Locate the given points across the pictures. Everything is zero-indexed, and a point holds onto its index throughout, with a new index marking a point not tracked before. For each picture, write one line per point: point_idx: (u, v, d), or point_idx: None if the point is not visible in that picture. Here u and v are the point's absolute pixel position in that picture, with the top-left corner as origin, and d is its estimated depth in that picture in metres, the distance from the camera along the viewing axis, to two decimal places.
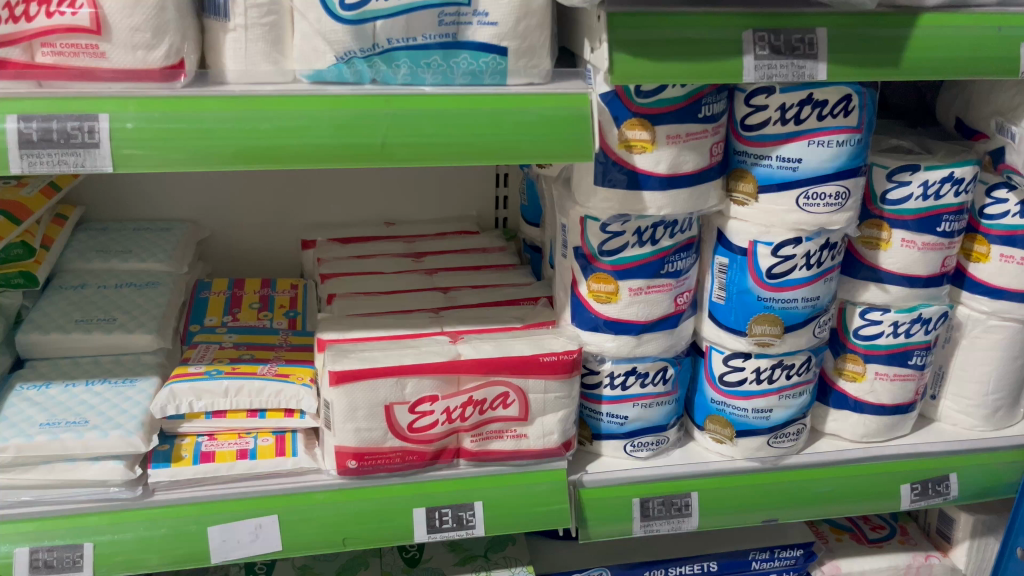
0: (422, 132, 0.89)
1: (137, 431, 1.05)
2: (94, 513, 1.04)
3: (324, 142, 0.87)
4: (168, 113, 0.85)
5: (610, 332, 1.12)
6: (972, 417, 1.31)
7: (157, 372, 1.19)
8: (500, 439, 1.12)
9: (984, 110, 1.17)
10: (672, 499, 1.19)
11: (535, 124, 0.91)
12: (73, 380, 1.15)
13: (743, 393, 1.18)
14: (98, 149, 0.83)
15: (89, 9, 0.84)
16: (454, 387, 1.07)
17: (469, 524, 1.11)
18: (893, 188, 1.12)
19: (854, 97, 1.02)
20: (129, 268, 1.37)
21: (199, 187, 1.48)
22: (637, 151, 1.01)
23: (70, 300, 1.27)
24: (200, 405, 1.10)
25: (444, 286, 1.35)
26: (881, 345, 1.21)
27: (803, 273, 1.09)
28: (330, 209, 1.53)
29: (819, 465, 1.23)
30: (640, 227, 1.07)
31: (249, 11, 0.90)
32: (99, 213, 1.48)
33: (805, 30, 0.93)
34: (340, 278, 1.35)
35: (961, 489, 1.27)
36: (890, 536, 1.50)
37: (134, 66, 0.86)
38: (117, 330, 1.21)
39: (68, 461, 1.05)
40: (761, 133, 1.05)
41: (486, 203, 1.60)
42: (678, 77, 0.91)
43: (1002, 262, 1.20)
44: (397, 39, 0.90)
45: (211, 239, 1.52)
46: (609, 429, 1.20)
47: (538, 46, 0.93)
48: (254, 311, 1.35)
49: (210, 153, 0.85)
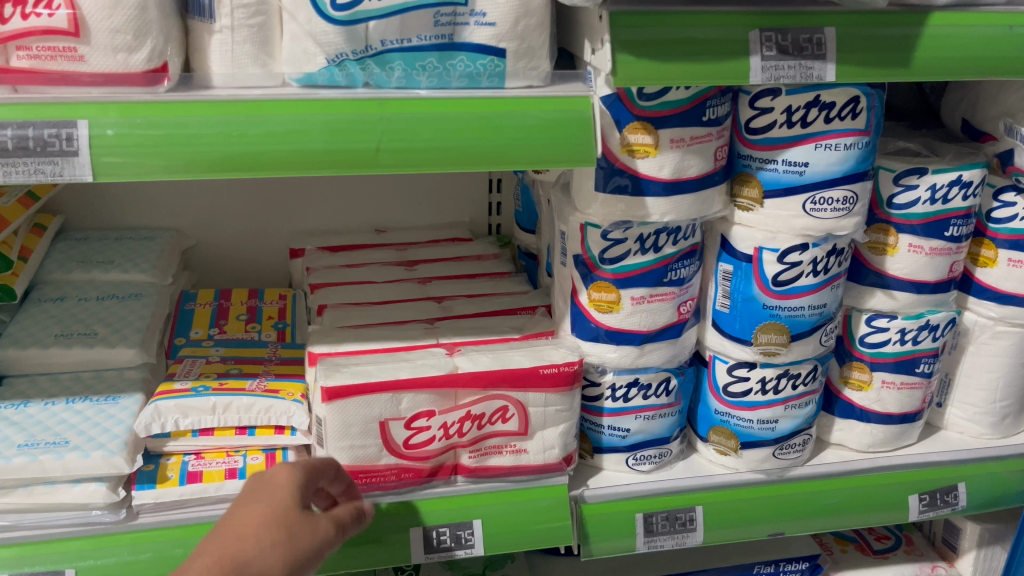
0: (417, 136, 0.85)
1: (120, 451, 1.00)
2: (78, 537, 1.00)
3: (314, 147, 0.83)
4: (151, 118, 0.80)
5: (611, 342, 1.09)
6: (979, 425, 1.28)
7: (141, 389, 1.14)
8: (499, 454, 1.08)
9: (992, 111, 1.14)
10: (676, 514, 1.15)
11: (534, 127, 0.87)
12: (53, 398, 1.10)
13: (748, 404, 1.15)
14: (77, 156, 0.79)
15: (67, 10, 0.79)
16: (451, 401, 1.03)
17: (468, 543, 1.07)
18: (900, 192, 1.09)
19: (862, 98, 0.99)
20: (111, 279, 1.32)
21: (184, 194, 1.43)
22: (640, 156, 0.98)
23: (50, 312, 1.23)
24: (186, 423, 1.05)
25: (438, 296, 1.31)
26: (888, 352, 1.18)
27: (809, 280, 1.06)
28: (319, 217, 1.49)
29: (825, 476, 1.21)
30: (642, 234, 1.04)
31: (236, 11, 0.86)
32: (81, 222, 1.43)
33: (813, 30, 0.90)
34: (330, 288, 1.31)
35: (971, 499, 1.24)
36: (895, 546, 1.47)
37: (116, 69, 0.82)
38: (98, 344, 1.16)
39: (47, 484, 1.00)
40: (767, 136, 1.02)
41: (479, 209, 1.57)
42: (680, 79, 0.87)
43: (1010, 266, 1.18)
44: (392, 41, 0.86)
45: (196, 248, 1.48)
46: (610, 442, 1.16)
47: (537, 47, 0.90)
48: (242, 323, 1.31)
49: (196, 161, 0.81)
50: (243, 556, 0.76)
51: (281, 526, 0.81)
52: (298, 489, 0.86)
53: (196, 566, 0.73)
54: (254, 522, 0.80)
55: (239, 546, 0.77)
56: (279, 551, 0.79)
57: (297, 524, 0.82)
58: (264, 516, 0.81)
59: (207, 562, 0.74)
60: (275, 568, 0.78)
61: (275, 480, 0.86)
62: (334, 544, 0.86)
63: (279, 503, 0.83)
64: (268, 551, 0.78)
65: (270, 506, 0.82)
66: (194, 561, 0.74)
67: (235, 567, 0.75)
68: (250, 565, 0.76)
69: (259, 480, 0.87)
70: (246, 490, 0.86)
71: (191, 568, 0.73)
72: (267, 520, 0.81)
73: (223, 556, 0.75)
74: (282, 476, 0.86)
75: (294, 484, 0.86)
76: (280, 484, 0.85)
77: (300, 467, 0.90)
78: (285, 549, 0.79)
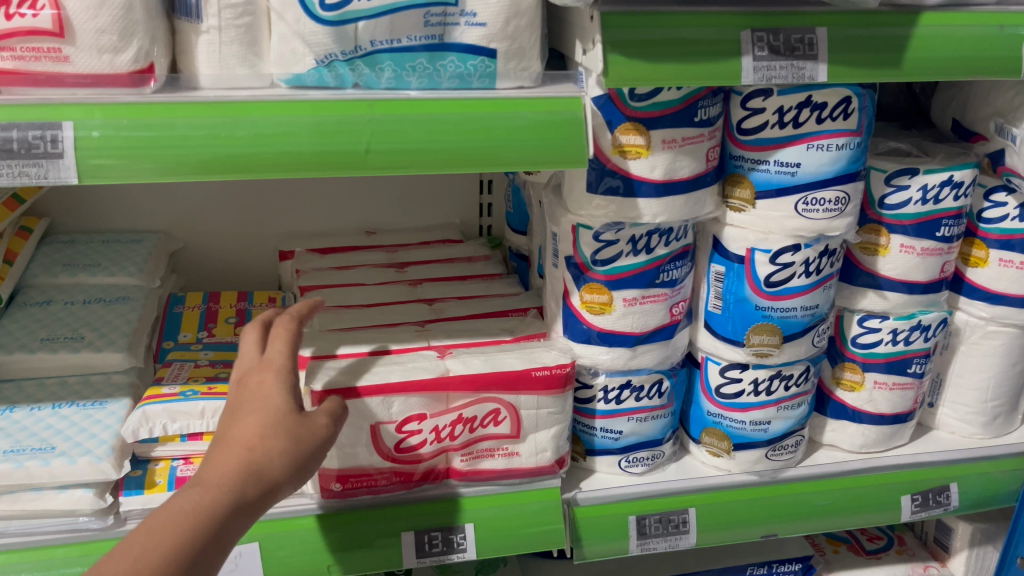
0: (407, 137, 0.84)
1: (107, 457, 0.99)
2: (64, 544, 0.98)
3: (304, 149, 0.82)
4: (138, 120, 0.79)
5: (603, 344, 1.08)
6: (971, 425, 1.28)
7: (129, 393, 1.13)
8: (491, 458, 1.07)
9: (984, 111, 1.13)
10: (669, 516, 1.15)
11: (525, 128, 0.86)
12: (39, 403, 1.09)
13: (741, 405, 1.15)
14: (62, 159, 0.77)
15: (52, 11, 0.78)
16: (442, 404, 1.02)
17: (460, 547, 1.07)
18: (891, 193, 1.09)
19: (854, 99, 0.99)
20: (98, 282, 1.31)
21: (172, 196, 1.42)
22: (632, 157, 0.97)
23: (36, 316, 1.22)
24: (174, 427, 1.04)
25: (429, 298, 1.30)
26: (880, 353, 1.18)
27: (802, 281, 1.06)
28: (309, 218, 1.48)
29: (818, 477, 1.20)
30: (634, 236, 1.03)
31: (224, 11, 0.85)
32: (67, 224, 1.41)
33: (805, 30, 0.90)
34: (320, 290, 1.30)
35: (962, 499, 1.24)
36: (888, 547, 1.47)
37: (101, 70, 0.81)
38: (85, 348, 1.15)
39: (33, 490, 0.99)
40: (758, 136, 1.02)
41: (470, 210, 1.56)
42: (671, 80, 0.87)
43: (1001, 266, 1.18)
44: (381, 41, 0.85)
45: (184, 251, 1.47)
46: (603, 444, 1.16)
47: (528, 47, 0.89)
48: (231, 326, 1.30)
49: (183, 163, 0.80)
50: (255, 465, 0.73)
51: (281, 429, 0.75)
52: (291, 388, 0.80)
53: (215, 480, 0.71)
54: (256, 430, 0.75)
55: (248, 457, 0.73)
56: (289, 456, 0.75)
57: (297, 424, 0.77)
58: (262, 422, 0.75)
59: (224, 476, 0.72)
60: (287, 473, 0.75)
61: (262, 380, 0.80)
62: (337, 432, 0.82)
63: (274, 404, 0.77)
64: (279, 458, 0.74)
65: (265, 410, 0.76)
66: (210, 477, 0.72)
67: (252, 477, 0.73)
68: (267, 476, 0.73)
69: (243, 383, 0.80)
70: (234, 392, 0.80)
71: (210, 481, 0.72)
72: (266, 425, 0.75)
73: (237, 467, 0.72)
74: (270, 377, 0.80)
75: (284, 382, 0.79)
76: (267, 385, 0.79)
77: (280, 360, 0.82)
78: (292, 453, 0.75)
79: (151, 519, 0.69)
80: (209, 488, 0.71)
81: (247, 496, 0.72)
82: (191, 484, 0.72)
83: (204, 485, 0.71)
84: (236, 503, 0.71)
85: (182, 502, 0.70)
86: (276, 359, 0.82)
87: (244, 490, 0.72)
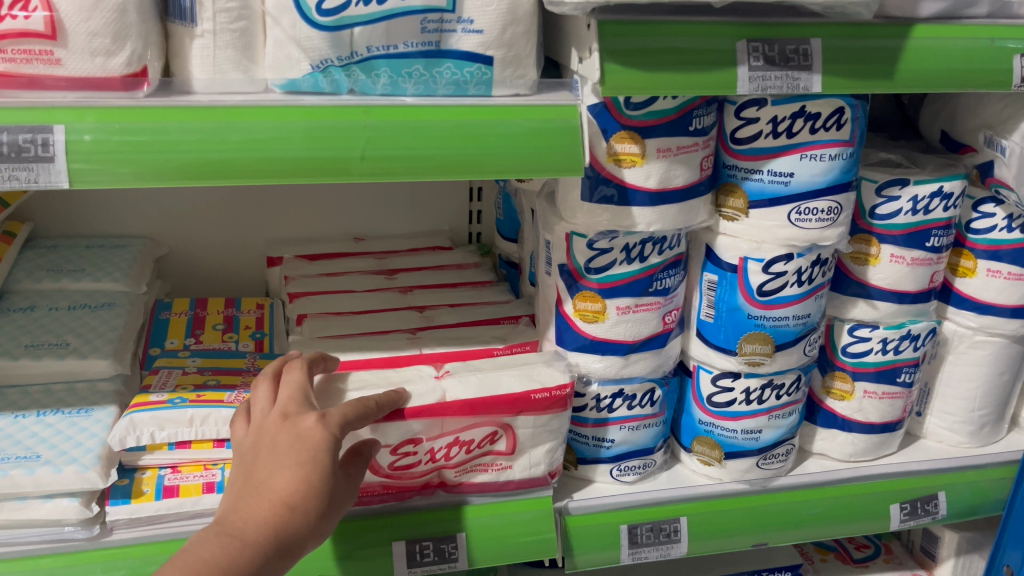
0: (401, 144, 0.83)
1: (93, 465, 0.97)
2: (48, 554, 0.97)
3: (298, 155, 0.81)
4: (129, 124, 0.78)
5: (597, 352, 1.08)
6: (958, 434, 1.29)
7: (115, 401, 1.11)
8: (484, 471, 1.06)
9: (973, 122, 1.14)
10: (660, 525, 1.14)
11: (520, 136, 0.86)
12: (23, 411, 1.07)
13: (732, 414, 1.15)
14: (52, 163, 0.76)
15: (44, 13, 0.77)
16: (438, 429, 1.00)
17: (451, 557, 1.06)
18: (882, 203, 1.10)
19: (847, 109, 0.99)
20: (82, 288, 1.29)
21: (159, 201, 1.40)
22: (627, 165, 0.97)
23: (19, 322, 1.20)
24: (162, 436, 1.01)
25: (420, 306, 1.30)
26: (869, 362, 1.19)
27: (794, 290, 1.06)
28: (298, 224, 1.47)
29: (807, 486, 1.21)
30: (628, 244, 1.03)
31: (218, 16, 0.84)
32: (52, 229, 1.39)
33: (799, 41, 0.90)
34: (310, 297, 1.28)
35: (950, 508, 1.25)
36: (875, 555, 1.49)
37: (93, 74, 0.80)
38: (70, 355, 1.13)
39: (17, 500, 0.97)
40: (752, 146, 1.02)
41: (460, 217, 1.56)
42: (670, 88, 0.87)
43: (989, 276, 1.19)
44: (377, 47, 0.85)
45: (170, 256, 1.45)
46: (595, 453, 1.16)
47: (524, 55, 0.89)
48: (219, 333, 1.29)
49: (174, 167, 0.79)
50: (289, 529, 0.77)
51: (320, 492, 0.79)
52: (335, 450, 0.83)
53: (252, 537, 0.75)
54: (298, 488, 0.78)
55: (286, 521, 0.77)
56: (318, 521, 0.80)
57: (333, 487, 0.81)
58: (305, 481, 0.79)
59: (260, 532, 0.76)
60: (312, 535, 0.80)
61: (311, 432, 0.82)
62: (354, 489, 0.87)
63: (318, 466, 0.80)
64: (310, 523, 0.79)
65: (310, 474, 0.79)
66: (244, 530, 0.75)
67: (285, 537, 0.77)
68: (294, 540, 0.77)
69: (291, 427, 0.83)
70: (279, 432, 0.83)
71: (246, 536, 0.75)
72: (307, 488, 0.79)
73: (274, 530, 0.76)
74: (320, 434, 0.82)
75: (330, 444, 0.82)
76: (315, 438, 0.82)
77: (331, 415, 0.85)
78: (321, 519, 0.80)
79: (182, 560, 0.72)
80: (246, 545, 0.74)
81: (275, 558, 0.76)
82: (225, 528, 0.76)
83: (241, 537, 0.75)
84: (264, 562, 0.75)
85: (219, 550, 0.73)
86: (328, 413, 0.85)
87: (274, 551, 0.76)
